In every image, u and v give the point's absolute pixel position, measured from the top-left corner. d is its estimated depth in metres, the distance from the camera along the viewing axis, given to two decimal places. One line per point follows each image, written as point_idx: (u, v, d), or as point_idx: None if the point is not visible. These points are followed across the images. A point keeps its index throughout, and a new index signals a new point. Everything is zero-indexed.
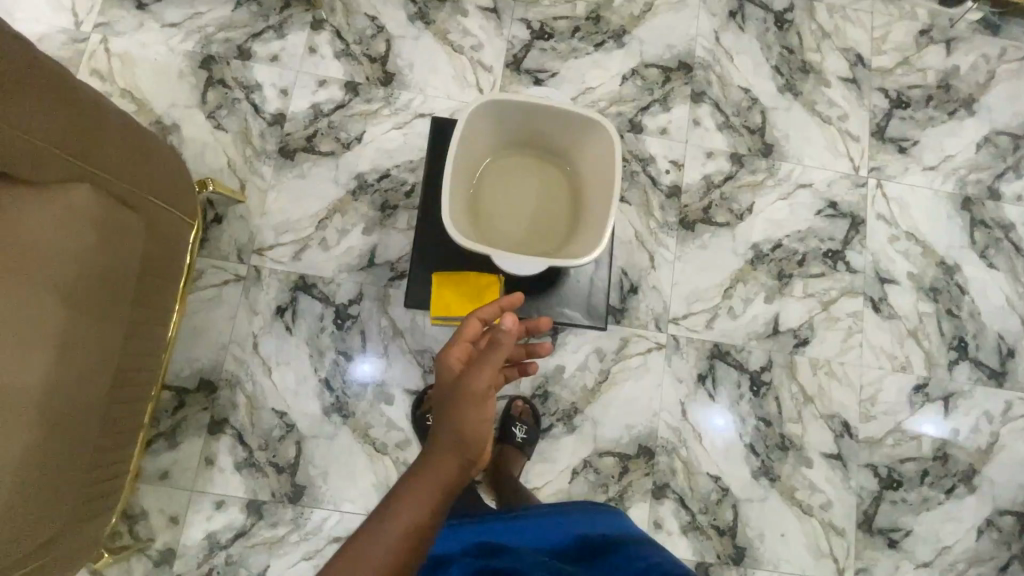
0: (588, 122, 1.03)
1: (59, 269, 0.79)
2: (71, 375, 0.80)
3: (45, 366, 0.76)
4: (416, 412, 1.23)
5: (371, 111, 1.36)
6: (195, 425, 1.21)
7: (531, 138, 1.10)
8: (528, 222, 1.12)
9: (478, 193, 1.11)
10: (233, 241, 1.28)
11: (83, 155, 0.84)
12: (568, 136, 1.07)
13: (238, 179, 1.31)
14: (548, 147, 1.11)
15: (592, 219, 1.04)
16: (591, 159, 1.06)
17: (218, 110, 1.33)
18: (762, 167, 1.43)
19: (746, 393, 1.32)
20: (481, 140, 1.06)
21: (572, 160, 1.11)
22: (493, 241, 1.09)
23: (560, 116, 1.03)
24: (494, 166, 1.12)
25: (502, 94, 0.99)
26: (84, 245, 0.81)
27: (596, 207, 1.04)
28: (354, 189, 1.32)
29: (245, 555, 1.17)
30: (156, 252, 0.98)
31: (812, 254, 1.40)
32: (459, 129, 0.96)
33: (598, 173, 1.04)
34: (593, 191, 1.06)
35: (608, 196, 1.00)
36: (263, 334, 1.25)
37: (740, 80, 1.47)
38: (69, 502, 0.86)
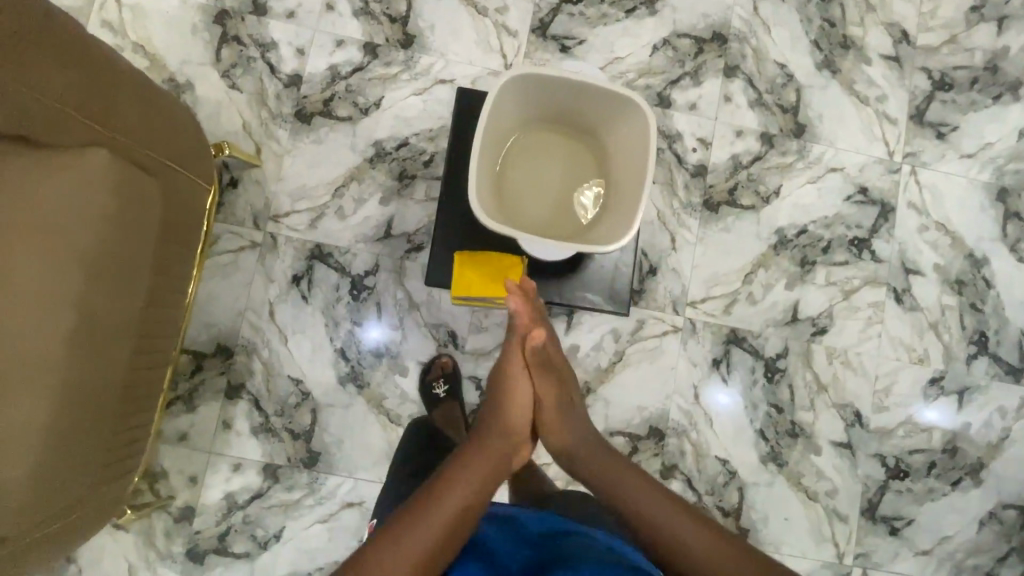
0: (624, 101, 0.98)
1: (77, 238, 0.77)
2: (87, 345, 0.80)
3: (61, 335, 0.76)
4: (424, 379, 1.24)
5: (390, 75, 1.31)
6: (212, 389, 1.22)
7: (559, 114, 1.06)
8: (553, 203, 1.08)
9: (502, 172, 1.07)
10: (249, 207, 1.26)
11: (96, 118, 0.80)
12: (597, 113, 1.03)
13: (254, 143, 1.28)
14: (580, 126, 1.07)
15: (621, 203, 1.01)
16: (622, 140, 1.02)
17: (233, 69, 1.29)
18: (792, 148, 1.37)
19: (760, 378, 1.32)
20: (509, 116, 1.02)
21: (605, 142, 1.06)
22: (517, 223, 1.06)
23: (591, 93, 0.99)
24: (523, 143, 1.08)
25: (532, 68, 0.95)
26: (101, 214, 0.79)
27: (624, 193, 1.01)
28: (371, 157, 1.29)
29: (262, 515, 1.20)
30: (175, 221, 0.96)
31: (837, 241, 1.36)
32: (487, 106, 0.92)
33: (629, 156, 1.00)
34: (622, 175, 1.02)
35: (639, 180, 0.96)
36: (279, 301, 1.25)
37: (776, 55, 1.40)
38: (92, 468, 0.88)
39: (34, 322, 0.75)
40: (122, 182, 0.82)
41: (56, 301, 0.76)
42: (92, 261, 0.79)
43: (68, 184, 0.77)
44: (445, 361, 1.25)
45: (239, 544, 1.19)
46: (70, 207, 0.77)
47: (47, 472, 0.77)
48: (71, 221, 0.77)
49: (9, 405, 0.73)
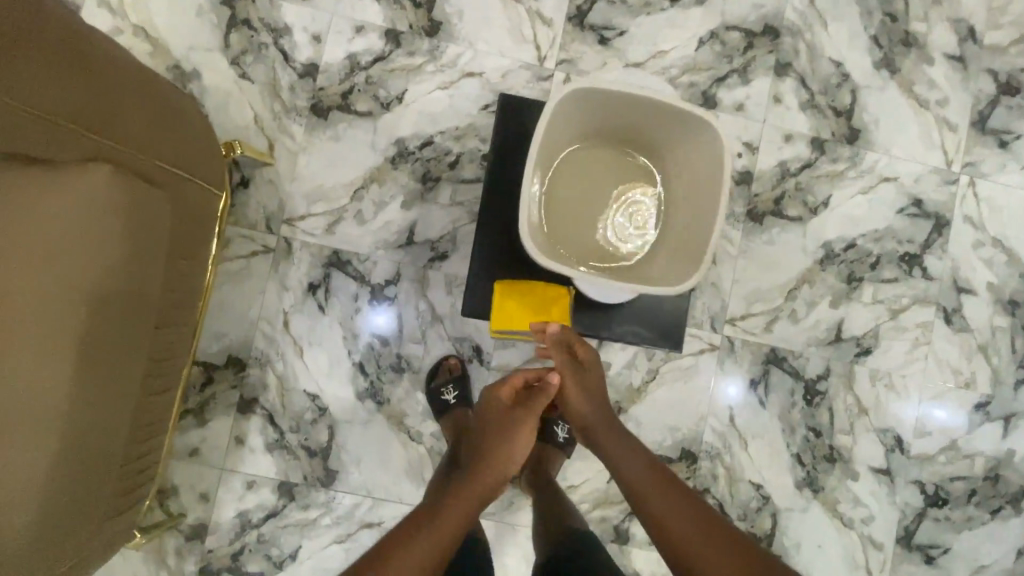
0: (702, 127, 0.88)
1: (83, 264, 0.70)
2: (96, 378, 0.73)
3: (69, 371, 0.69)
4: (430, 385, 1.17)
5: (414, 67, 1.21)
6: (223, 404, 1.16)
7: (615, 129, 0.96)
8: (604, 227, 1.00)
9: (550, 193, 0.98)
10: (261, 208, 1.17)
11: (100, 129, 0.72)
12: (659, 130, 0.94)
13: (266, 139, 1.18)
14: (646, 145, 0.98)
15: (683, 240, 0.92)
16: (686, 161, 0.93)
17: (243, 57, 1.18)
18: (845, 155, 1.28)
19: (799, 401, 1.26)
20: (561, 132, 0.93)
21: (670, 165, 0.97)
22: (564, 246, 0.98)
23: (656, 109, 0.89)
24: (580, 157, 0.99)
25: (593, 82, 0.86)
26: (109, 236, 0.72)
27: (687, 222, 0.93)
28: (393, 156, 1.20)
29: (277, 534, 1.15)
30: (187, 235, 0.88)
31: (887, 256, 1.28)
32: (542, 125, 0.83)
33: (694, 181, 0.92)
34: (685, 200, 0.94)
35: (707, 211, 0.88)
36: (294, 311, 1.17)
37: (832, 52, 1.28)
38: (103, 505, 0.81)
39: (34, 359, 0.67)
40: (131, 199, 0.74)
41: (62, 335, 0.68)
42: (100, 288, 0.72)
43: (73, 204, 0.69)
44: (453, 363, 1.17)
45: (254, 563, 1.15)
46: (74, 230, 0.69)
47: (53, 518, 0.71)
48: (75, 246, 0.69)
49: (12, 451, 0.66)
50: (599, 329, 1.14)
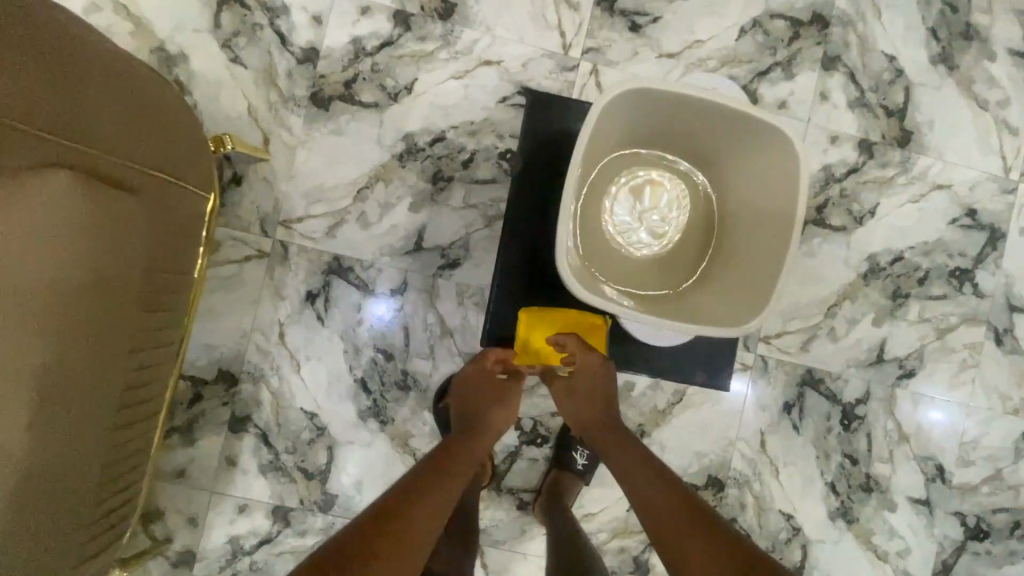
0: (765, 133, 0.78)
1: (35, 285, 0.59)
2: (51, 415, 0.63)
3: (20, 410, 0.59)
4: (439, 405, 1.07)
5: (425, 54, 1.09)
6: (213, 422, 1.06)
7: (673, 134, 0.86)
8: (647, 243, 0.91)
9: (591, 199, 0.89)
10: (255, 208, 1.07)
11: (57, 127, 0.61)
12: (724, 141, 0.83)
13: (261, 132, 1.07)
14: (694, 151, 0.88)
15: (745, 259, 0.83)
16: (748, 180, 0.84)
17: (235, 39, 1.06)
18: (895, 160, 1.16)
19: (836, 426, 1.16)
20: (609, 134, 0.83)
21: (723, 174, 0.87)
22: (607, 270, 0.89)
23: (724, 117, 0.80)
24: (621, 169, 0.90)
25: (655, 82, 0.75)
26: (66, 251, 0.61)
27: (741, 252, 0.84)
28: (400, 153, 1.09)
29: (272, 562, 1.07)
30: (167, 246, 0.77)
31: (936, 271, 1.18)
32: (587, 129, 0.74)
33: (755, 205, 0.83)
34: (741, 225, 0.85)
35: (768, 247, 0.80)
36: (290, 322, 1.07)
37: (885, 44, 1.17)
38: (72, 555, 0.71)
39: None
40: (92, 209, 0.63)
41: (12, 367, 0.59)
42: (56, 311, 0.61)
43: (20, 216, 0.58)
44: None
45: None
46: (22, 246, 0.58)
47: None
48: (31, 263, 0.59)
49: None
50: (636, 361, 1.04)
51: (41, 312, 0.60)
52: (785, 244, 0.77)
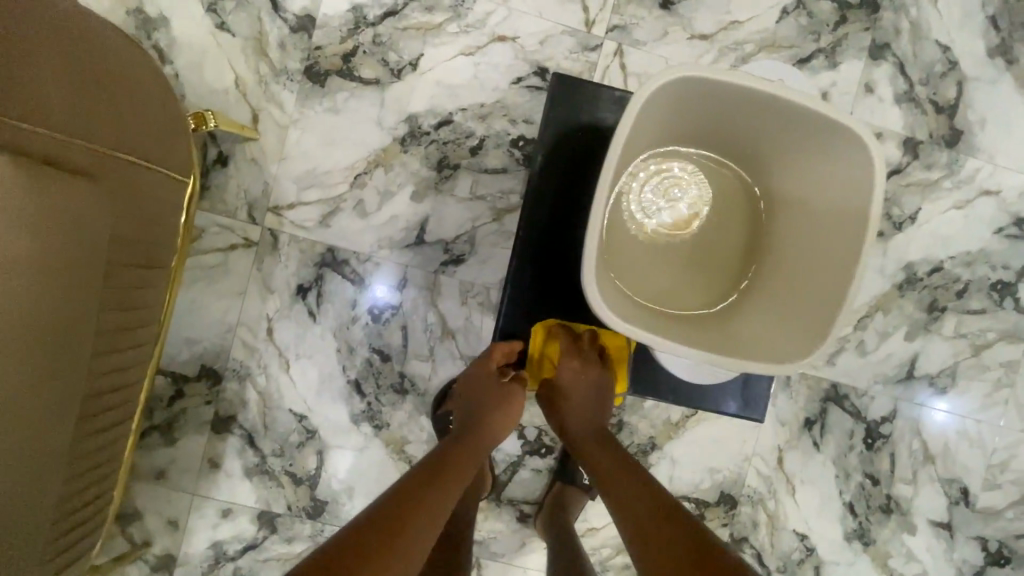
0: (819, 127, 0.70)
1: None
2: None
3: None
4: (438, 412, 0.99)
5: (432, 26, 0.99)
6: (196, 421, 0.99)
7: (723, 131, 0.77)
8: (682, 253, 0.83)
9: (622, 200, 0.81)
10: (242, 193, 0.98)
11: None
12: (780, 140, 0.75)
13: (249, 108, 0.97)
14: (731, 146, 0.79)
15: (797, 270, 0.75)
16: (807, 190, 0.75)
17: (223, 3, 0.96)
18: (941, 162, 1.07)
19: (858, 444, 1.10)
20: (649, 129, 0.74)
21: (764, 169, 0.79)
22: (637, 283, 0.81)
23: (786, 115, 0.71)
24: (653, 169, 0.81)
25: (711, 71, 0.67)
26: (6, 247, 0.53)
27: (792, 272, 0.76)
28: (403, 137, 0.99)
29: (256, 569, 1.01)
30: (135, 237, 0.68)
31: (976, 283, 1.09)
32: (627, 125, 0.66)
33: (813, 219, 0.74)
34: (794, 240, 0.77)
35: (822, 266, 0.72)
36: (279, 318, 1.00)
37: (939, 33, 1.06)
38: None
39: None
40: (33, 198, 0.54)
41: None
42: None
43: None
44: None
45: None
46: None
47: None
48: None
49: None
50: (661, 386, 0.89)
51: None
52: (847, 270, 0.68)
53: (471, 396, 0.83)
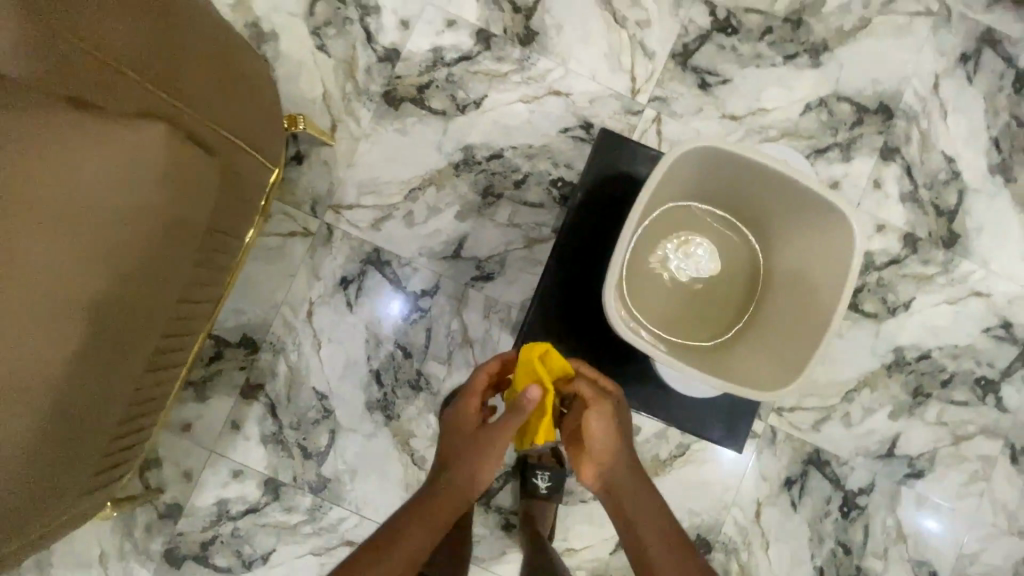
0: (813, 203, 0.81)
1: (89, 221, 0.61)
2: (87, 354, 0.64)
3: (64, 348, 0.61)
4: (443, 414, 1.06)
5: (499, 74, 1.14)
6: (228, 383, 1.09)
7: (737, 197, 0.88)
8: (688, 298, 0.92)
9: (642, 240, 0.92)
10: (309, 189, 1.11)
11: (148, 76, 0.65)
12: (780, 210, 0.86)
13: (331, 117, 1.12)
14: (740, 208, 0.90)
15: (782, 322, 0.85)
16: (798, 255, 0.86)
17: (325, 28, 1.12)
18: (938, 259, 1.17)
19: (834, 511, 1.15)
20: (675, 184, 0.85)
21: (766, 233, 0.90)
22: (646, 312, 0.90)
23: (790, 191, 0.82)
24: (673, 218, 0.91)
25: (731, 144, 0.78)
26: (121, 192, 0.62)
27: (781, 324, 0.85)
28: (457, 162, 1.13)
29: (253, 532, 1.08)
30: (227, 209, 0.80)
31: (961, 376, 1.17)
32: (654, 178, 0.77)
33: (801, 280, 0.84)
34: (785, 296, 0.86)
35: (803, 320, 0.81)
36: (320, 303, 1.10)
37: (946, 146, 1.18)
38: (73, 490, 0.73)
39: (19, 330, 0.59)
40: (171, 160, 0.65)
41: (57, 297, 0.60)
42: (107, 256, 0.62)
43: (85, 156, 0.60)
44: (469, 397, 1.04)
45: (223, 557, 1.08)
46: (83, 180, 0.60)
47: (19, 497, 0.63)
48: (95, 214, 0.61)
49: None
50: (655, 407, 0.97)
51: (99, 250, 0.62)
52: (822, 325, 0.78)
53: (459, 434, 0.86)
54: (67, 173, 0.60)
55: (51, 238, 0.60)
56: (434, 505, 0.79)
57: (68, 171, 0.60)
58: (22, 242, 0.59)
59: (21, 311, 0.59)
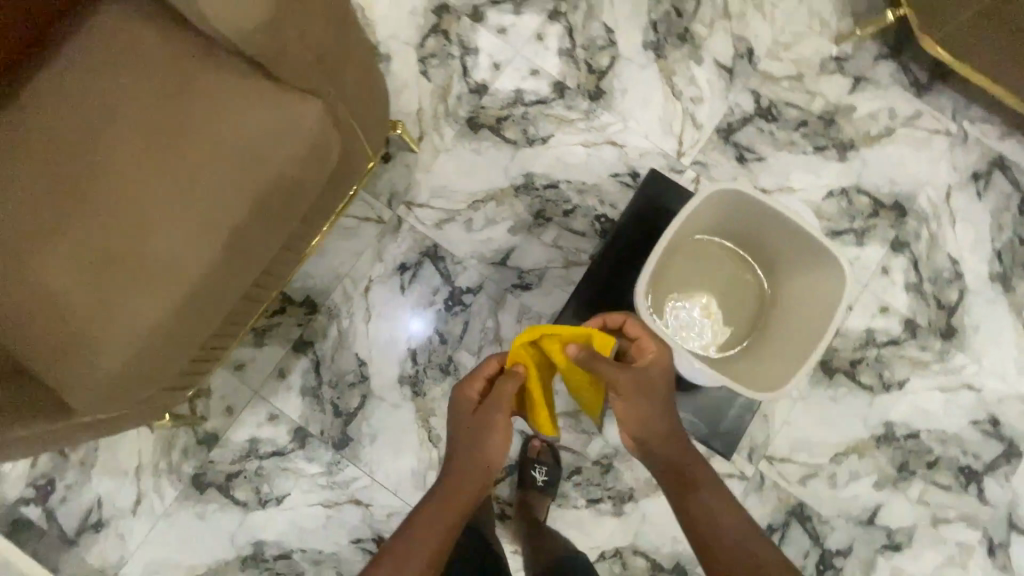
0: (813, 246, 0.95)
1: (243, 171, 0.81)
2: (220, 265, 0.82)
3: (201, 260, 0.80)
4: None
5: (567, 119, 1.33)
6: (284, 335, 1.23)
7: (751, 234, 1.03)
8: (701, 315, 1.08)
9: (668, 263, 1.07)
10: (389, 185, 1.29)
11: (323, 66, 0.82)
12: (785, 248, 1.00)
13: (420, 130, 1.31)
14: (752, 243, 1.05)
15: (779, 343, 0.99)
16: (798, 288, 1.00)
17: (431, 59, 1.34)
18: (934, 348, 1.27)
19: (810, 567, 1.20)
20: (701, 219, 1.01)
21: (773, 267, 1.05)
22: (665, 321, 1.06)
23: (797, 234, 0.96)
24: (695, 246, 1.07)
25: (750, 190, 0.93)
26: (277, 149, 0.82)
27: (778, 344, 0.99)
28: (518, 185, 1.30)
29: (275, 473, 1.19)
30: (338, 178, 0.98)
31: (946, 461, 1.24)
32: (683, 213, 0.92)
33: (798, 309, 0.99)
34: (783, 322, 1.01)
35: (795, 342, 0.96)
36: (377, 281, 1.26)
37: (952, 248, 1.31)
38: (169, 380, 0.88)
39: (186, 234, 0.80)
40: (318, 133, 0.84)
41: (206, 220, 0.80)
42: (254, 193, 0.82)
43: (260, 120, 0.82)
44: None
45: (243, 490, 1.19)
46: (255, 135, 0.82)
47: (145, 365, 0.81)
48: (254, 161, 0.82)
49: (129, 301, 0.78)
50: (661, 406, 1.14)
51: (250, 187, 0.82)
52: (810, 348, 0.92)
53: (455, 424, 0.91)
54: (247, 130, 0.82)
55: (224, 174, 0.81)
56: (445, 493, 0.82)
57: (247, 129, 0.82)
58: (205, 172, 0.81)
59: (191, 221, 0.80)
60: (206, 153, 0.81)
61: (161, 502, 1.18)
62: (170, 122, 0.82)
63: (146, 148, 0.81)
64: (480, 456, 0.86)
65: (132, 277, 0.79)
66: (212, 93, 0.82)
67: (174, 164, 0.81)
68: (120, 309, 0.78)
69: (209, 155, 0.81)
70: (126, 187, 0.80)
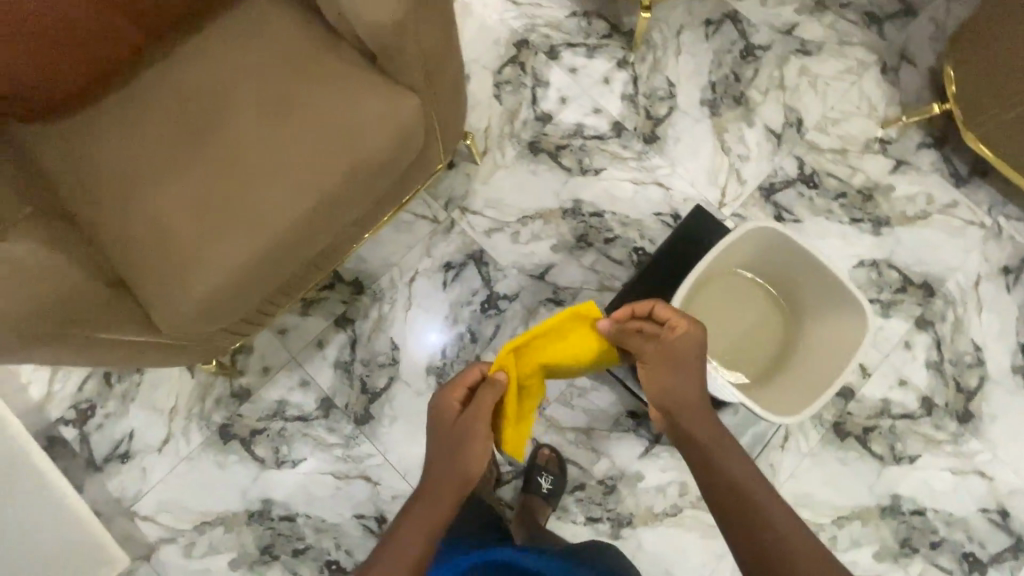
0: (839, 287, 1.03)
1: (340, 146, 0.92)
2: (304, 224, 0.92)
3: (291, 215, 0.91)
4: None
5: (621, 157, 1.43)
6: (328, 309, 1.32)
7: (781, 272, 1.11)
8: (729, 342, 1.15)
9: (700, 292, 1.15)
10: (449, 189, 1.40)
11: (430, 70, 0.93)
12: (812, 288, 1.09)
13: (484, 145, 1.43)
14: (780, 280, 1.13)
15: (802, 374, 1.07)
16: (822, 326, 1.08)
17: (505, 85, 1.47)
18: (949, 429, 1.29)
19: None
20: (735, 253, 1.09)
21: (798, 305, 1.13)
22: None
23: (824, 275, 1.05)
24: (727, 278, 1.15)
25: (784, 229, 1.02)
26: (373, 132, 0.93)
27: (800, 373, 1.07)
28: (566, 209, 1.39)
29: (295, 436, 1.25)
30: (414, 169, 1.08)
31: (950, 544, 1.23)
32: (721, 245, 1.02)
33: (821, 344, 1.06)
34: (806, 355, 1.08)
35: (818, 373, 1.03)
36: (422, 274, 1.35)
37: (976, 335, 1.34)
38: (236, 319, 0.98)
39: (282, 192, 0.91)
40: (410, 125, 0.94)
41: (301, 183, 0.91)
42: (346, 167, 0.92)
43: (363, 106, 0.93)
44: None
45: (263, 447, 1.25)
46: (358, 119, 0.93)
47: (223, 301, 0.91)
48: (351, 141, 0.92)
49: (223, 240, 0.89)
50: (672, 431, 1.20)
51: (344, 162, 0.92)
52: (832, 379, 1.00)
53: (437, 426, 0.89)
54: (351, 113, 0.93)
55: (325, 146, 0.92)
56: (429, 499, 0.82)
57: (351, 112, 0.93)
58: (309, 142, 0.92)
59: (289, 182, 0.91)
60: (313, 126, 0.93)
61: (186, 445, 1.25)
62: (291, 95, 0.94)
63: (267, 113, 0.94)
64: (462, 460, 0.84)
65: (230, 220, 0.90)
66: (330, 76, 0.95)
67: (284, 131, 0.93)
68: (217, 245, 0.89)
69: (314, 129, 0.93)
70: (242, 144, 0.93)
